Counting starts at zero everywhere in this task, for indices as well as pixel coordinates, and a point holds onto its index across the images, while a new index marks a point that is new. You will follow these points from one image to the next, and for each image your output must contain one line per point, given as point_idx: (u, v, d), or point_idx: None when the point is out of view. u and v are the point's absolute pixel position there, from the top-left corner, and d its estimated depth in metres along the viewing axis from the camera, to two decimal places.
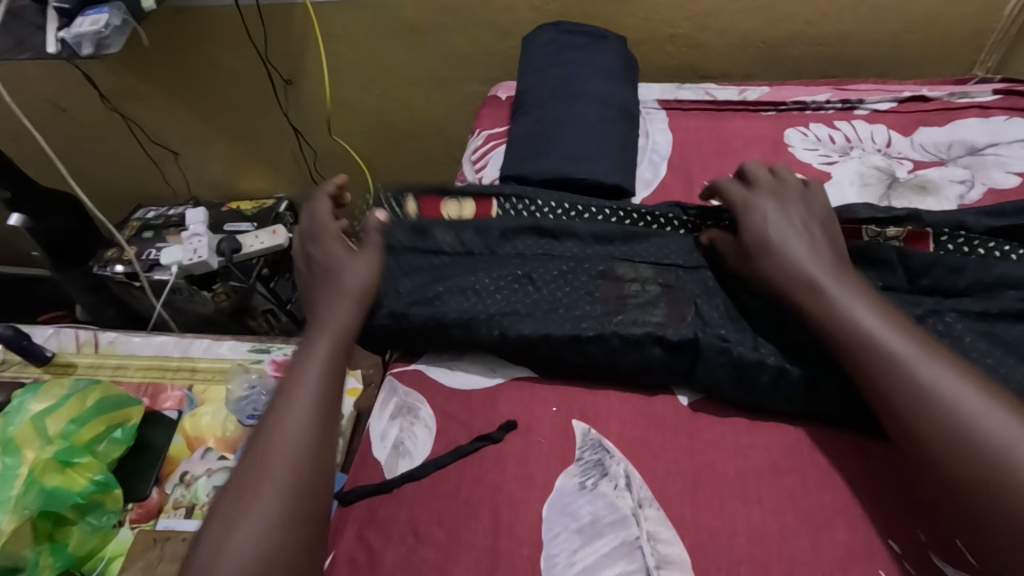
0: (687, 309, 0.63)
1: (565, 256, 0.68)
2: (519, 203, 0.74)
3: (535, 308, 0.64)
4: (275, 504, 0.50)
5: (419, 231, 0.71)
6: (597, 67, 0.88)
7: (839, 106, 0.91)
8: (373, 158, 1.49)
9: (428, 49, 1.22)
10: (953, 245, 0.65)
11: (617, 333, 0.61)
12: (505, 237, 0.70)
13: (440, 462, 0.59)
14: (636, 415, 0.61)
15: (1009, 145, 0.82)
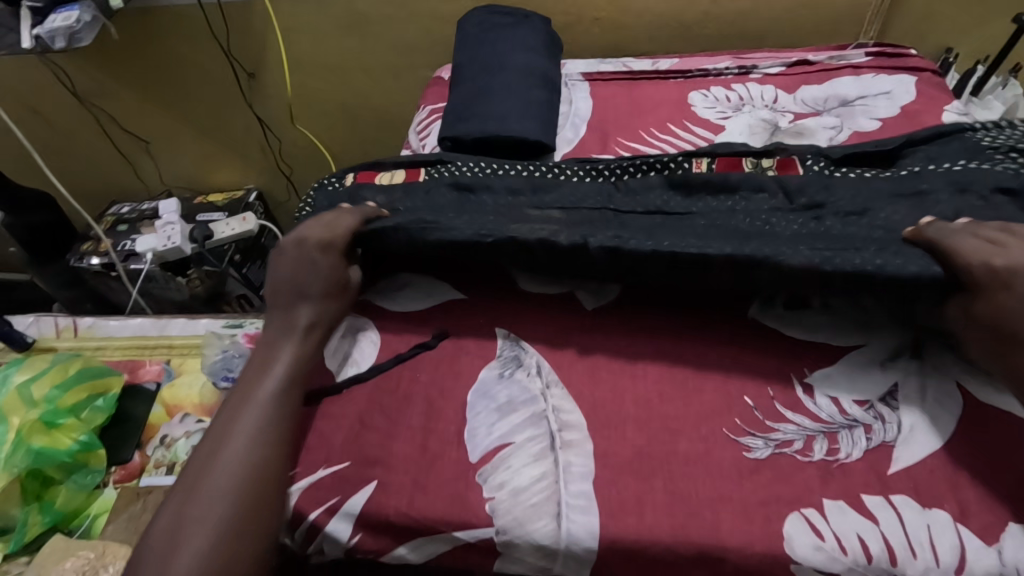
0: (580, 222, 0.70)
1: (482, 203, 0.75)
2: (443, 167, 0.84)
3: (442, 219, 0.71)
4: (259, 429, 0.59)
5: (351, 196, 0.80)
6: (522, 42, 1.00)
7: (737, 71, 1.05)
8: (336, 145, 1.58)
9: (381, 39, 1.32)
10: (814, 168, 0.77)
11: (514, 238, 0.67)
12: (429, 193, 0.77)
13: (382, 366, 0.69)
14: (549, 318, 0.71)
15: (874, 98, 0.96)
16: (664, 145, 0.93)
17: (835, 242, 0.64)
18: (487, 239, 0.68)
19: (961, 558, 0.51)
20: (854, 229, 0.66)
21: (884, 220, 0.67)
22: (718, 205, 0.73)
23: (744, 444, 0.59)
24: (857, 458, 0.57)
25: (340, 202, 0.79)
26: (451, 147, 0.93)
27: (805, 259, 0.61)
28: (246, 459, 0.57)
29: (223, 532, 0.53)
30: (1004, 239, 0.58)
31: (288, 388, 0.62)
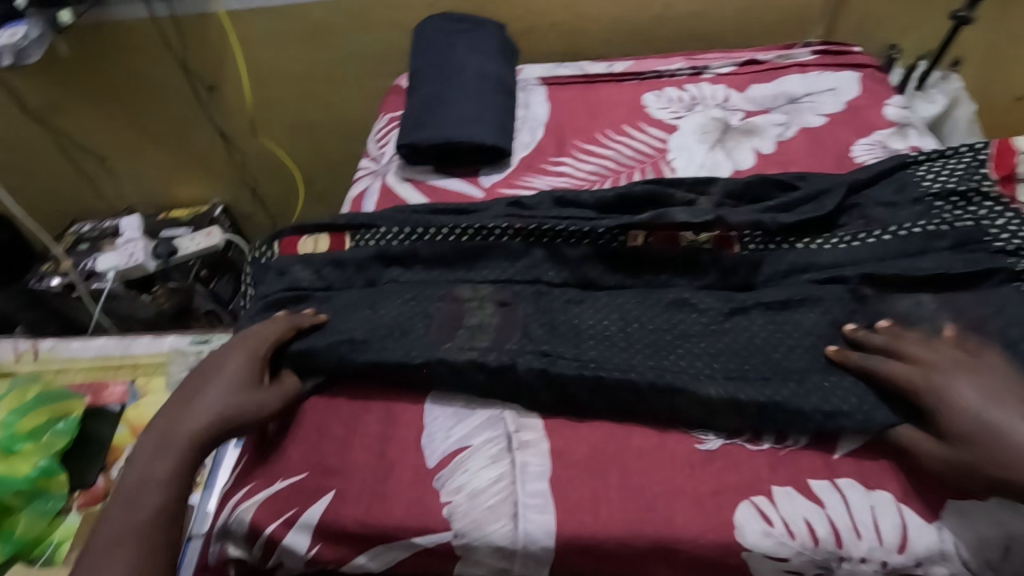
0: (513, 323, 0.68)
1: (410, 283, 0.77)
2: (365, 234, 0.83)
3: (369, 337, 0.69)
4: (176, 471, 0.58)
5: (282, 272, 0.82)
6: (478, 48, 1.01)
7: (689, 72, 1.07)
8: (300, 157, 1.56)
9: (340, 49, 1.31)
10: (754, 245, 0.72)
11: (442, 360, 0.65)
12: (359, 271, 0.80)
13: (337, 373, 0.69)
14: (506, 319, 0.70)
15: (820, 95, 0.99)
16: (619, 146, 0.94)
17: (762, 353, 0.62)
18: (416, 360, 0.66)
19: (903, 537, 0.53)
20: (786, 330, 0.64)
21: (821, 309, 0.65)
22: (649, 282, 0.72)
23: (696, 436, 0.60)
24: (803, 445, 0.58)
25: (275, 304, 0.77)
26: (408, 154, 0.93)
27: (722, 391, 0.59)
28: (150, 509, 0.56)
29: (127, 551, 0.53)
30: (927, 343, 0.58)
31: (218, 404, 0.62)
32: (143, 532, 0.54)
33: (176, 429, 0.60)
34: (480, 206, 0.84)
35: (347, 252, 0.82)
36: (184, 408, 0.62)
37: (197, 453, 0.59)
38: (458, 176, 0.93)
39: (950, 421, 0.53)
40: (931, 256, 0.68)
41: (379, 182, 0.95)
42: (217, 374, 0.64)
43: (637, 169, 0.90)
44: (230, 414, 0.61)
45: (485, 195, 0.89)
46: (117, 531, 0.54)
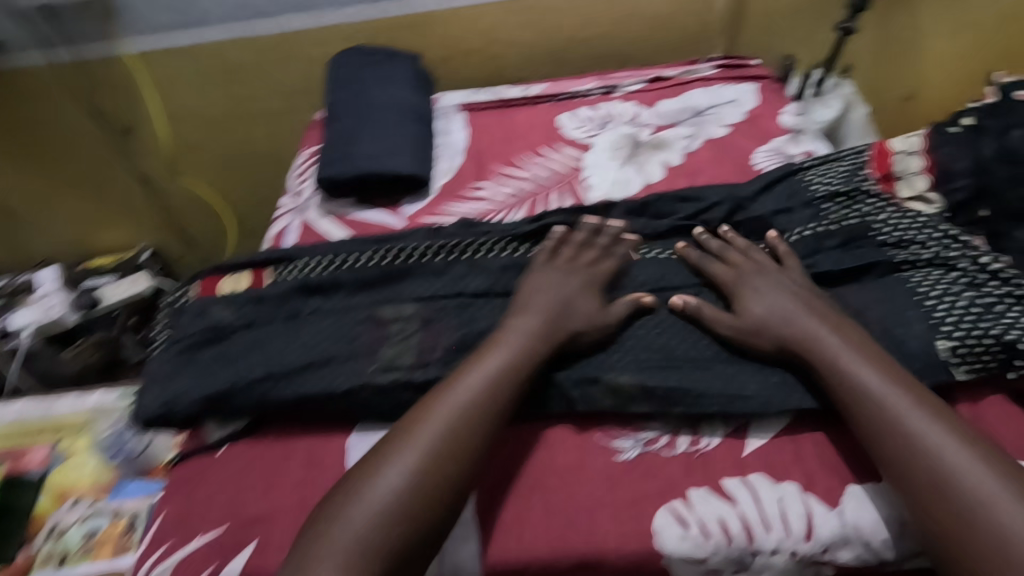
0: (440, 338, 0.71)
1: (334, 310, 0.75)
2: (285, 267, 0.81)
3: (291, 370, 0.69)
4: (435, 449, 0.56)
5: (201, 313, 0.77)
6: (391, 80, 1.02)
7: (602, 91, 1.10)
8: (227, 195, 1.52)
9: (257, 86, 1.30)
10: (651, 250, 0.78)
11: (369, 383, 0.67)
12: (283, 304, 0.77)
13: (263, 412, 0.68)
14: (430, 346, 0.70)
15: (723, 106, 1.04)
16: (535, 167, 0.96)
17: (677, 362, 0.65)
18: (337, 396, 0.67)
19: (809, 525, 0.56)
20: (694, 348, 0.67)
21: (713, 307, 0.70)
22: None
23: (615, 448, 0.62)
24: (714, 446, 0.62)
25: (195, 339, 0.74)
26: (327, 189, 0.93)
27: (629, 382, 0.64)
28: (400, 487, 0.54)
29: (388, 530, 0.52)
30: (739, 258, 0.72)
31: (508, 378, 0.61)
32: (405, 510, 0.53)
33: (442, 405, 0.59)
34: (403, 233, 0.84)
35: (267, 287, 0.78)
36: (455, 384, 0.61)
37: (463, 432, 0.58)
38: (379, 207, 0.93)
39: (746, 312, 0.66)
40: (822, 256, 0.74)
41: (300, 219, 0.93)
42: (499, 347, 0.63)
43: (554, 189, 0.92)
44: (500, 369, 0.62)
45: (406, 224, 0.90)
46: (376, 505, 0.53)
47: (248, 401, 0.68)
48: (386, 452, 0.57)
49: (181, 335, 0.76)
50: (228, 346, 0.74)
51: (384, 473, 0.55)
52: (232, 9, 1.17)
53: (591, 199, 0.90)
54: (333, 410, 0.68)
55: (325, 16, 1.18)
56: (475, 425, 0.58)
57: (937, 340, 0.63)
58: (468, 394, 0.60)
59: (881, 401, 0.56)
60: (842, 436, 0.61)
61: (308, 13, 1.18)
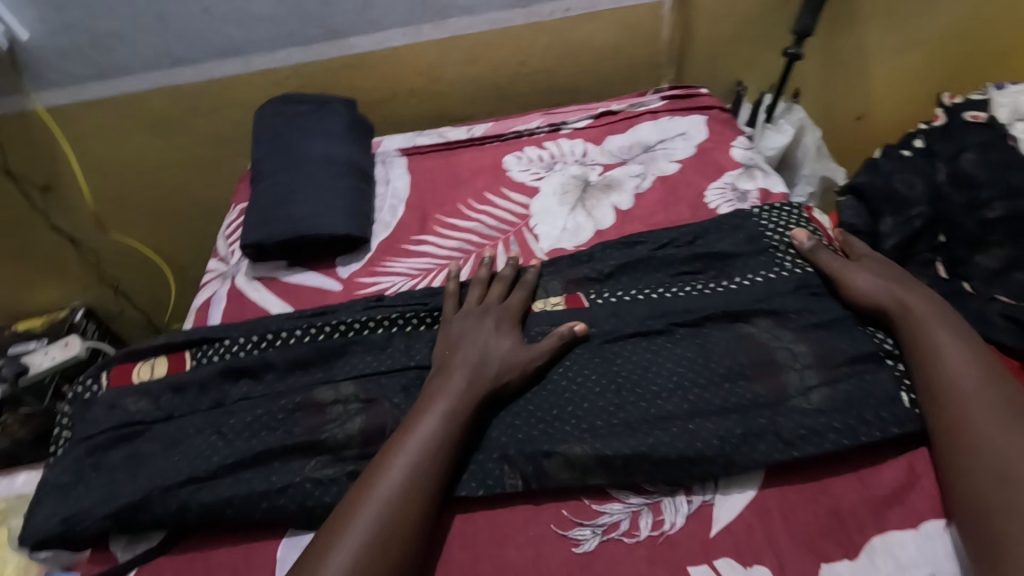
0: (386, 420, 0.64)
1: (263, 395, 0.68)
2: (210, 349, 0.74)
3: (218, 468, 0.62)
4: (401, 495, 0.55)
5: (113, 407, 0.70)
6: (322, 131, 0.96)
7: (548, 129, 1.06)
8: (165, 247, 1.44)
9: (187, 135, 1.22)
10: (602, 299, 0.74)
11: (308, 477, 0.61)
12: (205, 391, 0.69)
13: (184, 520, 0.60)
14: (373, 427, 0.63)
15: (673, 140, 1.00)
16: (482, 217, 0.91)
17: (633, 430, 0.60)
18: (268, 497, 0.60)
19: None
20: (654, 407, 0.62)
21: (674, 365, 0.65)
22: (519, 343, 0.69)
23: (573, 539, 0.56)
24: (681, 525, 0.56)
25: (106, 438, 0.67)
26: (254, 254, 0.87)
27: (589, 449, 0.59)
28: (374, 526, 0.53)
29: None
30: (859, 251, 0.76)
31: (440, 449, 0.58)
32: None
33: (375, 486, 0.55)
34: (337, 304, 0.77)
35: (187, 373, 0.71)
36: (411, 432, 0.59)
37: (422, 481, 0.56)
38: (313, 270, 0.88)
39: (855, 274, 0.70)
40: (779, 299, 0.70)
41: (227, 285, 0.88)
42: (429, 412, 0.60)
43: (501, 240, 0.88)
44: (435, 423, 0.59)
45: (343, 287, 0.85)
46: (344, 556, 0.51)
47: (165, 508, 0.60)
48: (322, 541, 0.53)
49: (89, 434, 0.68)
50: (142, 444, 0.66)
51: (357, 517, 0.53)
52: (152, 57, 1.10)
53: (540, 250, 0.86)
54: (262, 508, 0.60)
55: (253, 61, 1.12)
56: (409, 508, 0.54)
57: (901, 393, 0.60)
58: (398, 470, 0.56)
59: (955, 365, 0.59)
60: (810, 505, 0.56)
61: (234, 58, 1.11)
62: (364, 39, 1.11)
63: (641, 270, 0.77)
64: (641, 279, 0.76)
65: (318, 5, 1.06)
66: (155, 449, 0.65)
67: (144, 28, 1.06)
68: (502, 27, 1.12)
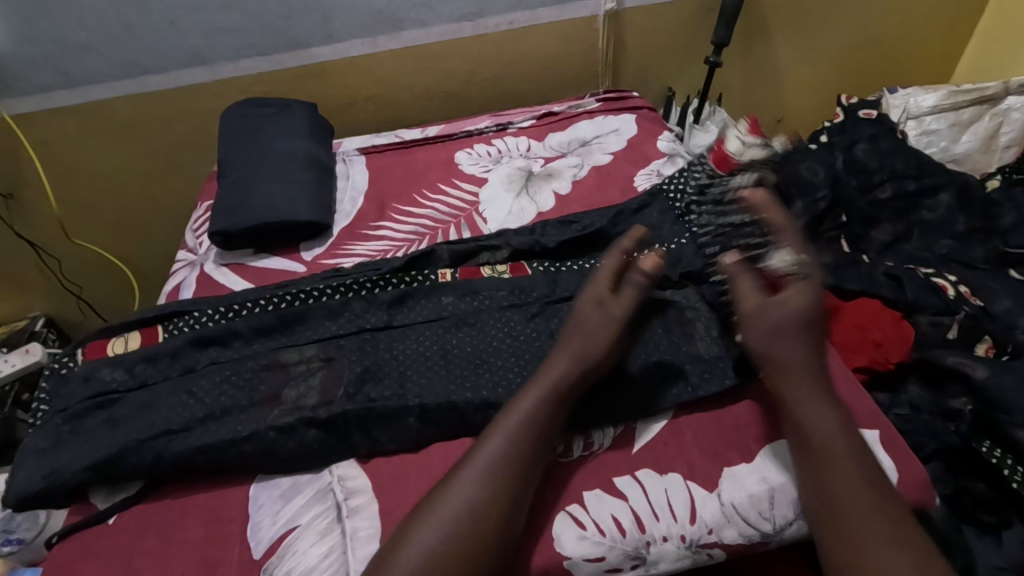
0: (345, 374, 0.71)
1: (231, 359, 0.74)
2: (181, 321, 0.79)
3: (190, 422, 0.67)
4: (499, 476, 0.57)
5: (86, 378, 0.73)
6: (285, 132, 1.04)
7: (495, 128, 1.16)
8: (129, 253, 1.47)
9: (152, 141, 1.28)
10: (543, 267, 0.83)
11: (271, 426, 0.66)
12: (176, 359, 0.74)
13: (159, 469, 0.65)
14: (335, 380, 0.70)
15: (607, 136, 1.11)
16: (434, 205, 1.00)
17: None
18: (236, 444, 0.65)
19: (692, 510, 0.60)
20: None
21: None
22: (465, 306, 0.78)
23: None
24: (609, 446, 0.65)
25: (79, 404, 0.71)
26: (222, 241, 0.94)
27: None
28: (467, 510, 0.55)
29: (446, 557, 0.53)
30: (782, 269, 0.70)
31: (535, 431, 0.60)
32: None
33: (469, 463, 0.58)
34: (300, 279, 0.84)
35: (159, 344, 0.76)
36: (505, 421, 0.60)
37: (518, 470, 0.58)
38: (278, 255, 0.95)
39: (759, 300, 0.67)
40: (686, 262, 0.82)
41: (196, 272, 0.94)
42: (528, 396, 0.62)
43: (452, 224, 0.96)
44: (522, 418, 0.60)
45: (307, 269, 0.92)
46: (438, 535, 0.54)
47: (142, 458, 0.65)
48: (416, 517, 0.56)
49: (64, 403, 0.72)
50: (115, 407, 0.71)
51: (449, 499, 0.56)
52: (119, 65, 1.16)
53: (488, 230, 0.95)
54: (231, 453, 0.65)
55: (218, 69, 1.19)
56: (501, 493, 0.56)
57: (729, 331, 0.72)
58: (495, 453, 0.58)
59: (825, 428, 0.59)
60: (715, 423, 0.66)
61: (199, 67, 1.18)
62: (323, 49, 1.20)
63: (576, 242, 0.87)
64: (574, 250, 0.87)
65: (280, 18, 1.14)
66: (128, 410, 0.70)
67: (110, 37, 1.12)
68: (451, 38, 1.23)
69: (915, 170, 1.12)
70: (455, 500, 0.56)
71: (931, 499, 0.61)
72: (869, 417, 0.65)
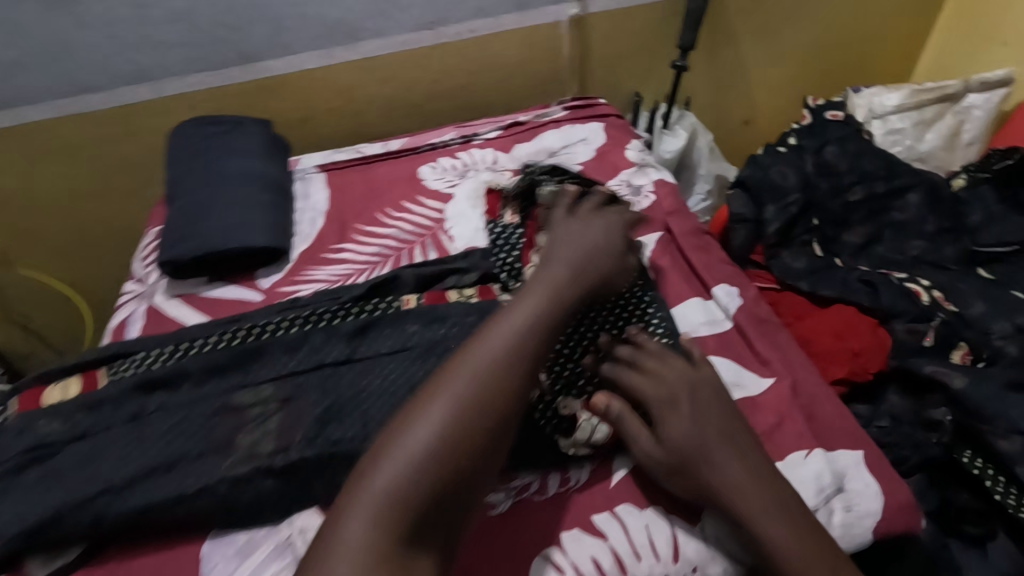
0: (302, 416, 0.66)
1: (180, 403, 0.68)
2: (125, 363, 0.73)
3: (133, 477, 0.62)
4: (485, 385, 0.54)
5: (17, 431, 0.67)
6: (236, 151, 0.98)
7: (460, 140, 1.12)
8: (82, 282, 1.39)
9: (99, 163, 1.21)
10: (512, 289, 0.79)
11: (222, 479, 0.61)
12: (120, 405, 0.69)
13: (102, 531, 0.60)
14: (293, 421, 0.65)
15: (575, 146, 1.09)
16: (398, 225, 0.96)
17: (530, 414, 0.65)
18: (184, 500, 0.60)
19: (676, 546, 0.57)
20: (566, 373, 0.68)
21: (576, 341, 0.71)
22: (432, 335, 0.73)
23: (488, 502, 0.60)
24: (587, 482, 0.63)
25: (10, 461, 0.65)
26: (172, 270, 0.89)
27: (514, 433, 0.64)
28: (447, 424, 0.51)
29: (426, 471, 0.49)
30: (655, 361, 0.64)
31: (529, 336, 0.58)
32: (405, 499, 0.48)
33: (454, 379, 0.54)
34: (254, 311, 0.79)
35: (101, 389, 0.70)
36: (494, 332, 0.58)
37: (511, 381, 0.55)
38: (233, 283, 0.90)
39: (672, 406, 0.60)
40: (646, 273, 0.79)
41: (145, 305, 0.88)
42: (519, 308, 0.60)
43: (417, 245, 0.93)
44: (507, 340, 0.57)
45: (264, 297, 0.87)
46: (418, 450, 0.50)
47: (81, 521, 0.60)
48: (394, 431, 0.52)
49: None
50: (50, 463, 0.65)
51: (432, 414, 0.52)
52: (57, 85, 1.08)
53: (456, 249, 0.91)
54: (180, 510, 0.60)
55: (166, 86, 1.13)
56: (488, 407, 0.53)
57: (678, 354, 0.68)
58: (485, 360, 0.55)
59: (785, 546, 0.53)
60: None
61: (145, 84, 1.12)
62: (278, 62, 1.15)
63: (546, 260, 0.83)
64: None
65: (230, 30, 1.09)
66: (65, 466, 0.64)
67: (45, 54, 1.05)
68: (411, 48, 1.19)
69: (884, 171, 1.11)
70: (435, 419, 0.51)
71: (917, 523, 0.59)
72: (853, 436, 0.64)
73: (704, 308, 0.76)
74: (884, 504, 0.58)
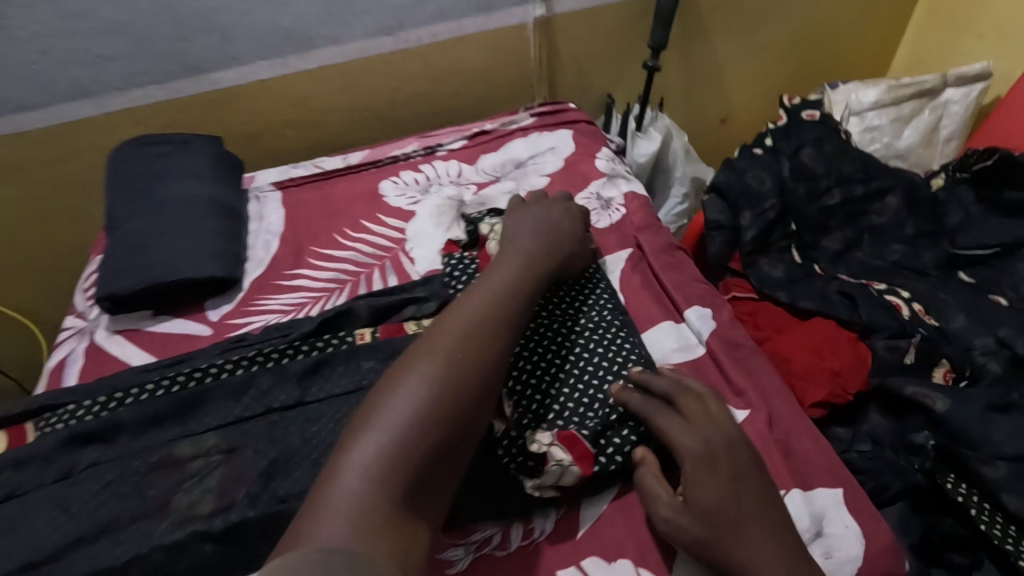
0: (246, 470, 0.61)
1: (113, 459, 0.63)
2: (55, 414, 0.68)
3: (58, 548, 0.57)
4: (454, 359, 0.56)
5: None
6: (180, 172, 0.92)
7: (423, 152, 1.06)
8: (32, 308, 1.32)
9: (41, 184, 1.14)
10: None
11: (155, 547, 0.56)
12: (47, 463, 0.63)
13: None
14: (236, 477, 0.61)
15: (542, 156, 1.04)
16: (356, 247, 0.91)
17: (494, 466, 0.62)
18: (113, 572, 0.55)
19: None
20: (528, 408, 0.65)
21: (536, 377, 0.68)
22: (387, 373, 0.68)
23: (445, 561, 0.58)
24: (551, 531, 0.61)
25: None
26: (111, 306, 0.83)
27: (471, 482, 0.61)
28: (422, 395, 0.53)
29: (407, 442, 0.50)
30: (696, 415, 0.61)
31: (488, 313, 0.62)
32: (390, 465, 0.49)
33: (423, 355, 0.56)
34: (199, 350, 0.75)
35: (27, 446, 0.65)
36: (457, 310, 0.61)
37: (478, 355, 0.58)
38: (179, 316, 0.84)
39: (710, 466, 0.56)
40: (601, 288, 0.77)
41: (85, 343, 0.83)
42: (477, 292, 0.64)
43: (376, 269, 0.88)
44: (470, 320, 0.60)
45: (212, 332, 0.82)
46: (399, 422, 0.51)
47: None
48: (370, 409, 0.53)
49: None
50: None
51: (409, 387, 0.54)
52: None
53: (416, 272, 0.87)
54: None
55: (108, 102, 1.06)
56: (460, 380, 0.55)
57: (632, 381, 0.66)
58: (450, 334, 0.58)
59: None
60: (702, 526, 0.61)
61: (85, 100, 1.05)
62: (228, 73, 1.08)
63: None
64: None
65: (174, 42, 1.02)
66: None
67: None
68: (370, 55, 1.13)
69: (862, 173, 1.08)
70: (413, 389, 0.53)
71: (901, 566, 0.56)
72: (831, 472, 0.61)
73: (676, 333, 0.73)
74: (865, 548, 0.56)
